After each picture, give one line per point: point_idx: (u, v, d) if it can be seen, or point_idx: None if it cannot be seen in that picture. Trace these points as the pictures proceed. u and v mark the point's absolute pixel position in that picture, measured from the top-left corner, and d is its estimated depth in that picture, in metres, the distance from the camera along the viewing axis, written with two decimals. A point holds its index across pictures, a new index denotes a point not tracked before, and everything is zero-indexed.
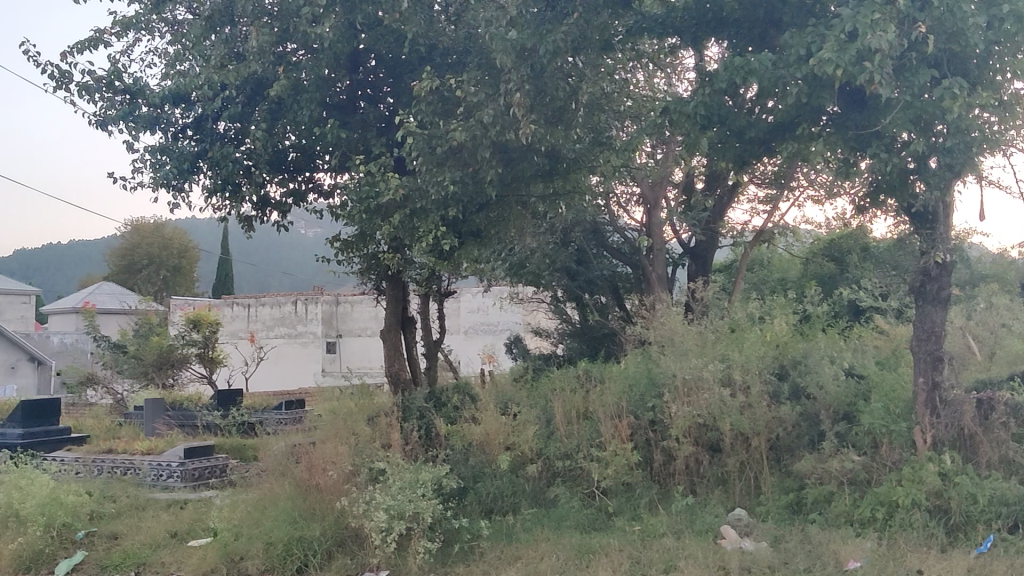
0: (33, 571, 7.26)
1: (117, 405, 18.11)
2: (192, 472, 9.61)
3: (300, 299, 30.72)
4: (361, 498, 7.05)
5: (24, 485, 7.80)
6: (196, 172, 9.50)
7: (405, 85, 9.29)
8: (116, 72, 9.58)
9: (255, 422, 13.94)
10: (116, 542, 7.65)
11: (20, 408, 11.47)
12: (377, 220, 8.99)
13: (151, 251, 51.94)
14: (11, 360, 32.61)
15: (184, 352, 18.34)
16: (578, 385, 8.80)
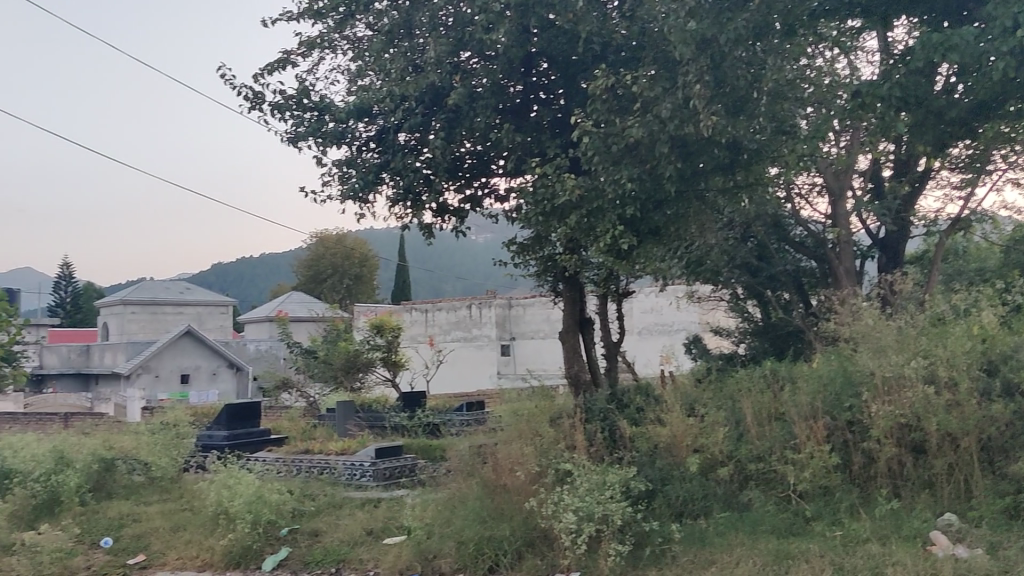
0: (243, 566, 7.69)
1: (310, 407, 18.90)
2: (383, 471, 9.87)
3: (474, 303, 31.15)
4: (550, 500, 7.01)
5: (233, 484, 8.21)
6: (380, 183, 9.77)
7: (578, 85, 9.17)
8: (304, 91, 9.95)
9: (439, 422, 14.24)
10: (317, 539, 7.93)
11: (224, 411, 12.10)
12: (554, 221, 8.92)
13: (334, 261, 54.44)
14: (212, 367, 34.76)
15: (369, 356, 19.01)
16: (766, 386, 8.47)
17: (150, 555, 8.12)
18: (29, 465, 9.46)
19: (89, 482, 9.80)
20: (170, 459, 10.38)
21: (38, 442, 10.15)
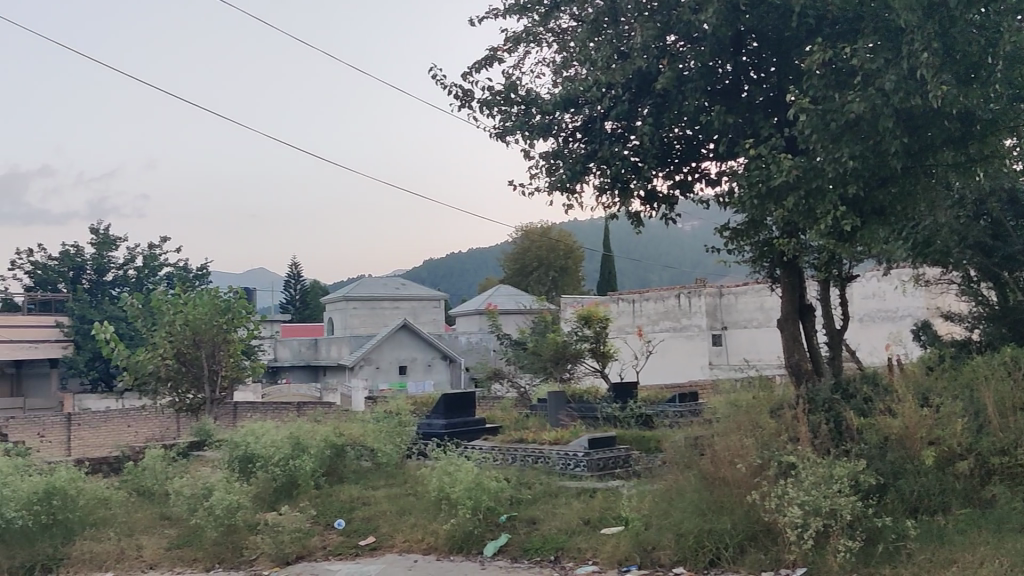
0: (465, 551, 7.92)
1: (521, 398, 19.23)
2: (596, 462, 9.87)
3: (683, 292, 30.70)
4: (773, 492, 6.78)
5: (453, 471, 8.45)
6: (587, 173, 9.78)
7: (792, 62, 8.78)
8: (512, 86, 10.10)
9: (651, 414, 14.09)
10: (536, 527, 8.02)
11: (441, 401, 12.48)
12: (770, 204, 8.60)
13: (539, 253, 55.20)
14: (427, 359, 36.12)
15: (578, 348, 19.09)
16: (1009, 373, 7.80)
17: (379, 537, 8.50)
18: (268, 449, 9.87)
19: (322, 466, 10.27)
20: (394, 447, 10.84)
21: (276, 428, 10.69)
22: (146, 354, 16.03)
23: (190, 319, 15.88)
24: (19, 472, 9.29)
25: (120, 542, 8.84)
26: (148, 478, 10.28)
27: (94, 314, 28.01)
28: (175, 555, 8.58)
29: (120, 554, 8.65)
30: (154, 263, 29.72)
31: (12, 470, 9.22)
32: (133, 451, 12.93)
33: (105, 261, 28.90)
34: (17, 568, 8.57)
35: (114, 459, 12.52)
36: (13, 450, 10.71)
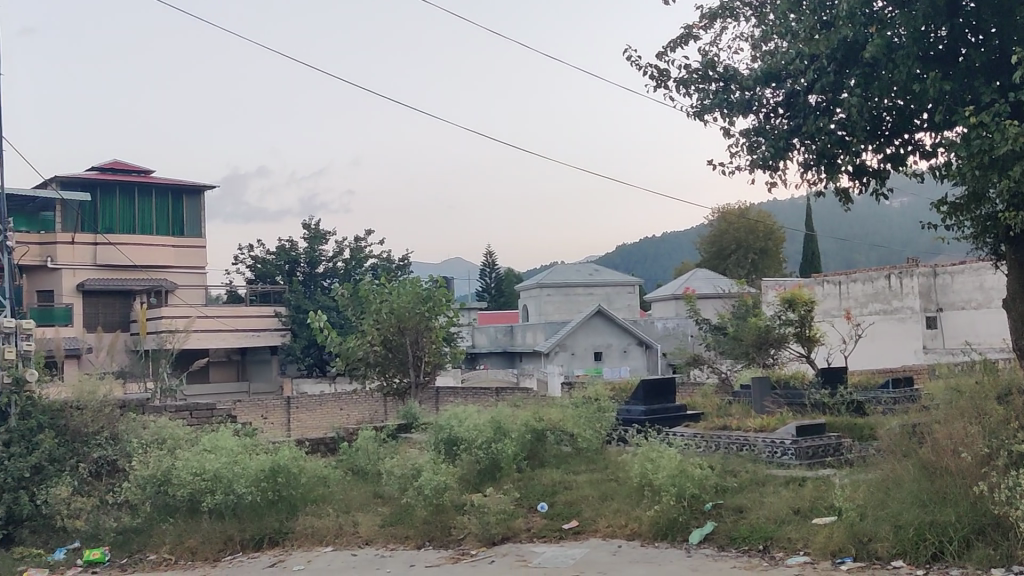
0: (670, 538, 7.86)
1: (723, 383, 18.84)
2: (806, 450, 9.53)
3: (894, 273, 29.10)
4: (1004, 484, 6.33)
5: (656, 458, 8.39)
6: (791, 149, 9.43)
7: (1016, 21, 8.09)
8: (709, 62, 9.87)
9: (864, 400, 13.43)
10: (743, 515, 7.82)
11: (641, 387, 12.35)
12: (993, 175, 7.98)
13: (738, 236, 53.82)
14: (623, 345, 36.05)
15: (782, 332, 18.04)
16: None
17: (582, 522, 8.55)
18: (472, 432, 10.18)
19: (524, 450, 10.45)
20: (594, 432, 10.89)
21: (479, 413, 11.00)
22: (356, 341, 16.85)
23: (395, 307, 16.56)
24: (248, 452, 10.00)
25: (338, 518, 9.31)
26: (361, 458, 10.80)
27: (308, 304, 29.67)
28: (389, 532, 8.95)
29: (338, 530, 9.12)
30: (360, 255, 31.16)
31: (241, 450, 9.95)
32: (347, 433, 13.65)
33: (316, 255, 30.56)
34: (247, 541, 9.19)
35: (330, 440, 13.26)
36: (241, 432, 11.53)
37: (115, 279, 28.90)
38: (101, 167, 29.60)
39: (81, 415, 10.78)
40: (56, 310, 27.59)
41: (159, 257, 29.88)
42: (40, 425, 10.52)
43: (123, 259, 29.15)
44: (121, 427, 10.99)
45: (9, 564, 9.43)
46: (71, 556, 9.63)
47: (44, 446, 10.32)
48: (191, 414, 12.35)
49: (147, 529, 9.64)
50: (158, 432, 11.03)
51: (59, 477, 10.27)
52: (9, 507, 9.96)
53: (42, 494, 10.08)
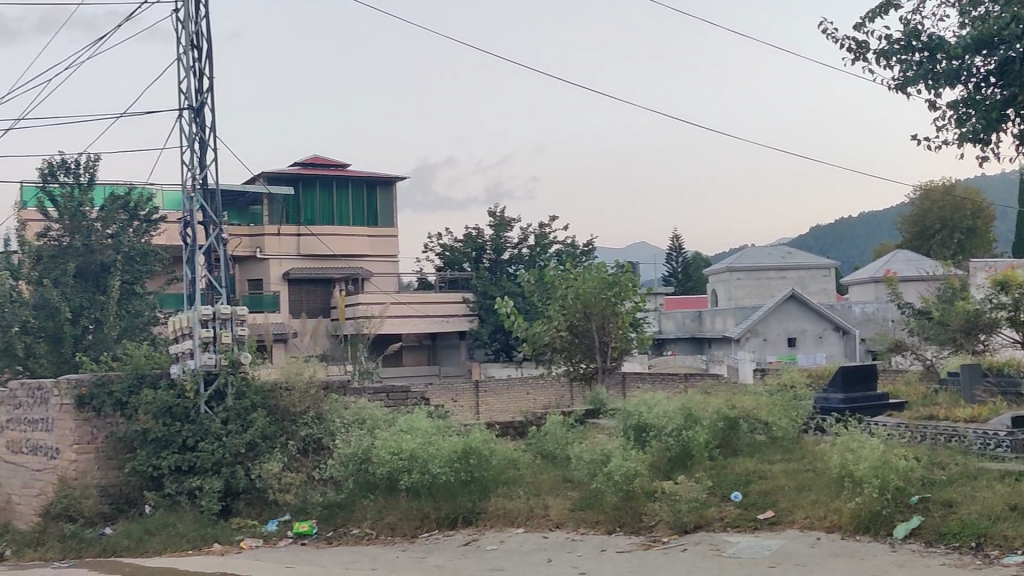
0: (871, 531, 7.53)
1: (928, 370, 17.86)
2: (1023, 442, 8.90)
3: None
4: None
5: (857, 448, 8.07)
6: (1005, 121, 8.79)
7: None
8: (912, 32, 9.30)
9: None
10: (953, 510, 7.38)
11: (840, 374, 11.88)
12: None
13: (943, 215, 50.71)
14: (819, 330, 34.75)
15: (993, 317, 17.01)
16: None
17: (779, 512, 8.31)
18: (661, 419, 10.13)
19: (716, 438, 10.30)
20: (789, 421, 10.57)
21: (669, 399, 10.92)
22: (543, 326, 17.14)
23: (581, 292, 16.66)
24: (441, 434, 10.34)
25: (529, 501, 9.46)
26: (550, 443, 10.93)
27: (494, 290, 30.24)
28: (579, 516, 9.03)
29: (529, 512, 9.27)
30: (545, 242, 31.46)
31: (435, 431, 10.31)
32: (535, 417, 13.88)
33: (502, 241, 31.09)
34: (443, 519, 9.51)
35: (519, 424, 13.52)
36: (435, 414, 11.93)
37: (317, 268, 30.45)
38: (302, 162, 31.28)
39: (289, 396, 11.48)
40: (265, 297, 29.51)
41: (356, 246, 31.27)
42: (253, 404, 11.28)
43: (324, 248, 30.71)
44: (325, 407, 11.62)
45: (227, 533, 10.20)
46: (282, 528, 10.27)
47: (257, 424, 11.08)
48: (388, 396, 12.86)
49: (349, 504, 10.13)
50: (358, 412, 11.59)
51: (270, 453, 11.03)
52: (227, 481, 10.77)
53: (256, 468, 10.84)
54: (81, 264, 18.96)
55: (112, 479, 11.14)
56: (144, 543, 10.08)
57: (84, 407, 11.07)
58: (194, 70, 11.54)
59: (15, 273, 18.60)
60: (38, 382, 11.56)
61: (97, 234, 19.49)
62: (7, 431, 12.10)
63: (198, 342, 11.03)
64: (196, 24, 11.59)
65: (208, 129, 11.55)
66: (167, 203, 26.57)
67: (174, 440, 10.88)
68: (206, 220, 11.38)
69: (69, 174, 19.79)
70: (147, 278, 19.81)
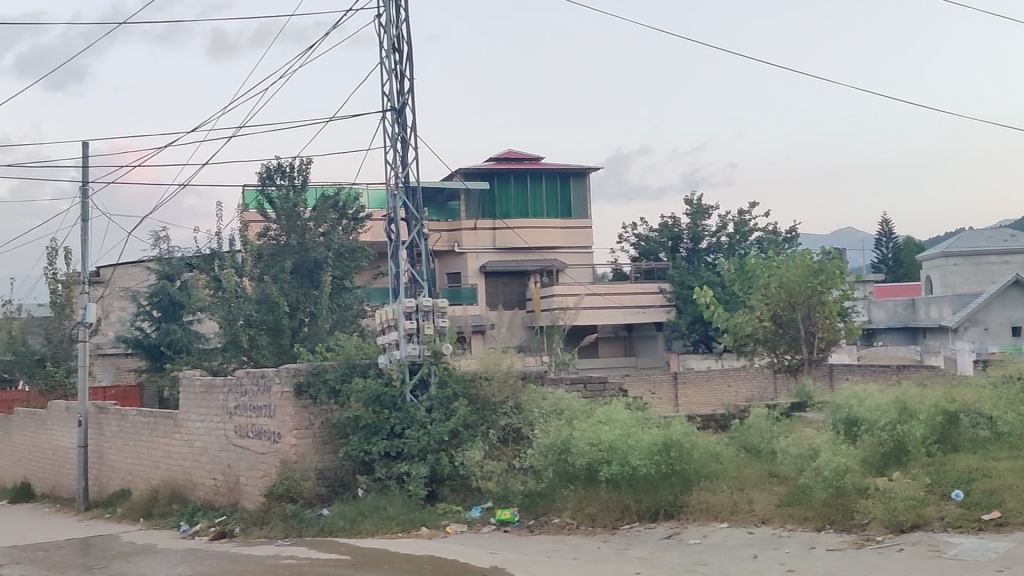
0: None
1: None
2: None
3: None
4: None
5: None
6: None
7: None
8: None
9: None
10: None
11: None
12: None
13: None
14: None
15: None
16: None
17: (1006, 512, 7.74)
18: (874, 413, 9.70)
19: (935, 434, 9.68)
20: (1017, 415, 9.78)
21: (881, 392, 10.48)
22: (744, 316, 16.77)
23: (784, 281, 16.18)
24: (641, 425, 10.33)
25: (732, 495, 9.26)
26: (754, 436, 10.67)
27: (692, 280, 29.87)
28: (786, 512, 8.75)
29: (733, 507, 9.07)
30: (745, 229, 30.74)
31: (634, 424, 10.31)
32: (738, 410, 13.58)
33: (699, 230, 30.69)
34: (644, 511, 9.49)
35: (721, 417, 13.28)
36: (633, 405, 11.91)
37: (513, 260, 31.02)
38: (497, 157, 31.92)
39: (489, 385, 11.79)
40: (464, 290, 30.40)
41: (551, 238, 31.64)
42: (456, 393, 11.65)
43: (520, 241, 31.26)
44: (523, 397, 11.86)
45: (434, 518, 10.58)
46: (485, 514, 10.54)
47: (460, 413, 11.43)
48: (586, 387, 12.95)
49: (549, 493, 10.26)
50: (557, 402, 11.77)
51: (472, 441, 11.36)
52: (432, 467, 11.17)
53: (459, 456, 11.20)
54: (296, 261, 20.17)
55: (328, 463, 11.81)
56: (358, 524, 10.64)
57: (302, 395, 11.77)
58: (396, 72, 11.99)
59: (240, 270, 20.02)
60: (261, 371, 12.39)
61: (310, 232, 20.67)
62: (235, 417, 13.04)
63: (403, 333, 11.44)
64: (397, 27, 12.05)
65: (409, 129, 11.98)
66: (373, 201, 27.82)
67: (383, 426, 11.39)
68: (408, 216, 11.78)
69: (285, 177, 21.21)
70: (356, 273, 20.80)
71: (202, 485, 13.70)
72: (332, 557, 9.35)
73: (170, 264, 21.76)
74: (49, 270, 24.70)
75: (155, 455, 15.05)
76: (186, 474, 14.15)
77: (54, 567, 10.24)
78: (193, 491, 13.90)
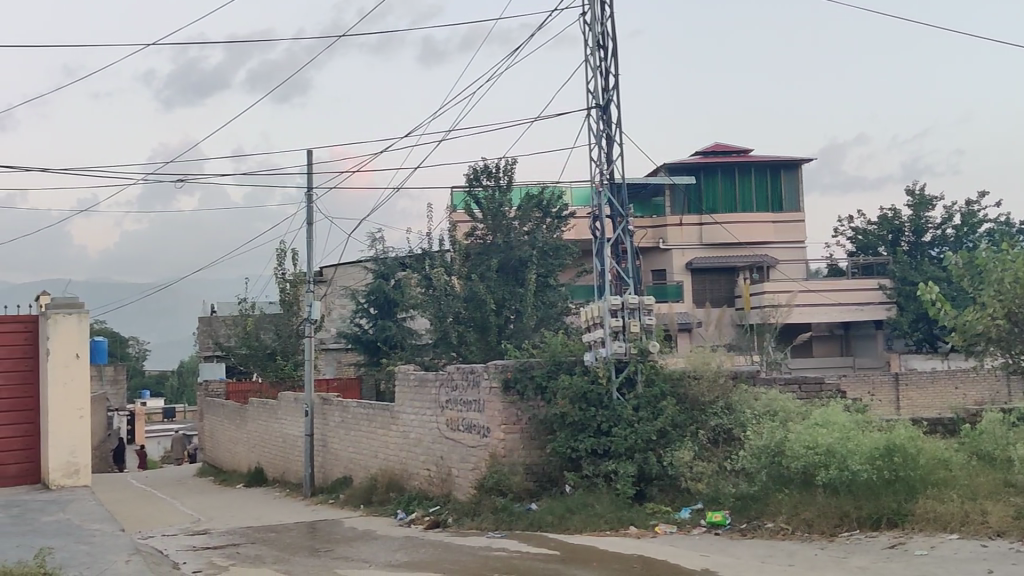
0: None
1: None
2: None
3: None
4: None
5: None
6: None
7: None
8: None
9: None
10: None
11: None
12: None
13: None
14: None
15: None
16: None
17: None
18: None
19: None
20: None
21: None
22: (975, 313, 15.40)
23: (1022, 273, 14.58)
24: (861, 429, 9.96)
25: (963, 505, 8.63)
26: (987, 443, 9.91)
27: (914, 275, 28.02)
28: None
29: (965, 517, 8.46)
30: (974, 220, 28.57)
31: (854, 427, 9.97)
32: (969, 413, 12.69)
33: (922, 222, 28.86)
34: (864, 519, 8.99)
35: (949, 421, 12.47)
36: (853, 407, 11.38)
37: (721, 256, 30.38)
38: (704, 151, 31.34)
39: (698, 384, 11.59)
40: (669, 287, 30.22)
41: (760, 232, 30.71)
42: (663, 393, 11.52)
43: (728, 237, 30.57)
44: (735, 397, 11.57)
45: (643, 517, 10.51)
46: (695, 516, 10.35)
47: (668, 412, 11.29)
48: (801, 387, 12.46)
49: (763, 497, 9.94)
50: (770, 404, 11.42)
51: (681, 441, 11.20)
52: (640, 466, 11.11)
53: (668, 456, 11.07)
54: (503, 260, 20.62)
55: (535, 458, 11.99)
56: (566, 520, 10.73)
57: (510, 390, 12.00)
58: (601, 69, 12.01)
59: (449, 269, 20.71)
60: (471, 367, 12.74)
61: (515, 231, 21.00)
62: (446, 410, 13.47)
63: (609, 331, 11.42)
64: (602, 24, 12.05)
65: (615, 126, 11.96)
66: (577, 199, 27.96)
67: (590, 424, 11.45)
68: (614, 213, 11.79)
69: (491, 178, 21.66)
70: (560, 270, 20.90)
71: (417, 476, 14.22)
72: (542, 552, 9.46)
73: (385, 264, 22.75)
74: (279, 270, 26.47)
75: (373, 445, 15.79)
76: (401, 463, 14.75)
77: (285, 548, 10.95)
78: (408, 481, 14.47)
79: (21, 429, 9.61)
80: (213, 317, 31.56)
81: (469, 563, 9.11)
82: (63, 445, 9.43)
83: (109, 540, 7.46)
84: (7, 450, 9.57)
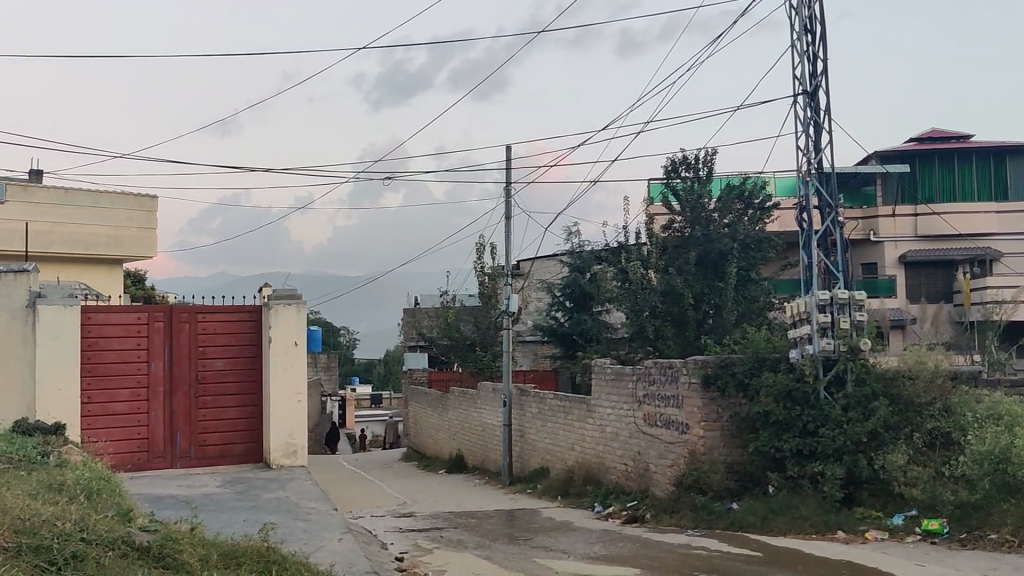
0: None
1: None
2: None
3: None
4: None
5: None
6: None
7: None
8: None
9: None
10: None
11: None
12: None
13: None
14: None
15: None
16: None
17: None
18: None
19: None
20: None
21: None
22: None
23: None
24: None
25: None
26: None
27: None
28: None
29: None
30: None
31: None
32: None
33: None
34: None
35: None
36: None
37: (938, 249, 28.58)
38: (919, 137, 29.60)
39: (914, 385, 10.99)
40: (880, 281, 28.85)
41: (983, 223, 28.52)
42: (875, 393, 11.00)
43: (947, 228, 28.67)
44: (954, 400, 10.86)
45: (852, 522, 10.08)
46: (909, 523, 9.83)
47: (880, 413, 10.74)
48: None
49: (986, 506, 9.29)
50: (993, 407, 10.55)
51: (895, 445, 10.61)
52: (850, 468, 10.62)
53: (880, 459, 10.51)
54: (702, 253, 20.14)
55: (737, 457, 11.77)
56: (770, 522, 10.48)
57: (710, 387, 11.80)
58: (808, 54, 11.57)
59: (646, 263, 20.61)
60: (669, 362, 12.60)
61: (715, 224, 20.46)
62: (644, 405, 13.41)
63: (816, 327, 11.04)
64: (809, 8, 11.60)
65: (824, 112, 11.48)
66: (781, 188, 27.08)
67: (795, 424, 11.07)
68: (822, 204, 11.34)
69: (689, 169, 21.27)
70: (762, 264, 20.28)
71: (615, 470, 14.23)
72: (743, 552, 9.27)
73: (581, 258, 22.92)
74: (479, 263, 27.14)
75: (570, 438, 15.92)
76: (598, 457, 14.80)
77: (486, 534, 11.26)
78: (605, 475, 14.50)
79: (246, 412, 10.32)
80: (417, 309, 32.78)
81: (668, 560, 9.02)
82: (284, 426, 10.07)
83: (325, 519, 7.91)
84: (232, 430, 10.26)
